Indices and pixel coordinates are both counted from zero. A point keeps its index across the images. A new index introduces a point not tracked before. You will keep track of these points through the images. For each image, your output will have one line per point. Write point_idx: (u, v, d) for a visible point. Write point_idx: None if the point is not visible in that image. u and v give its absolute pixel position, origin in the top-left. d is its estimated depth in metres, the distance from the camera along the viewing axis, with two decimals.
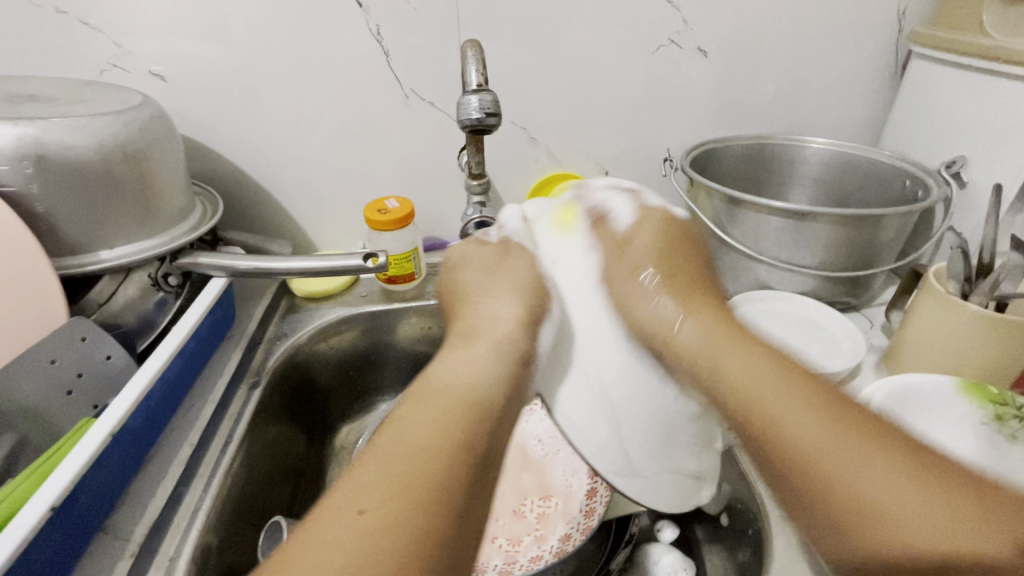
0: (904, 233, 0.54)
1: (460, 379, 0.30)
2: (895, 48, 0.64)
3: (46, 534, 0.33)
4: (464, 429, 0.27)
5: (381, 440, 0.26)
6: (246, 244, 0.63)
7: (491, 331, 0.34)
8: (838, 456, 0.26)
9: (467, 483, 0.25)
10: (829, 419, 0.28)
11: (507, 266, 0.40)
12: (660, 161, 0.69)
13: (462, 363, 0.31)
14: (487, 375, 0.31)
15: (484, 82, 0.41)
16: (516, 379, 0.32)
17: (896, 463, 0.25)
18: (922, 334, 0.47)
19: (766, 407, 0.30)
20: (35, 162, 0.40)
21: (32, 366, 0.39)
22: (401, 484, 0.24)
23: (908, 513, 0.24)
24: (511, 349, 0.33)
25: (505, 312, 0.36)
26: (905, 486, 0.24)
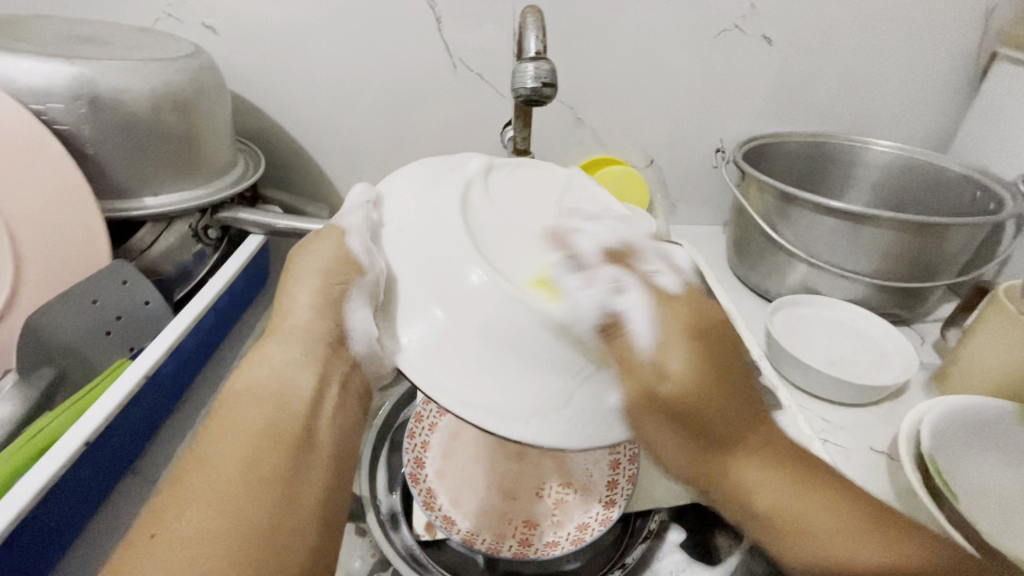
0: (970, 246, 0.51)
1: (255, 377, 0.29)
2: (978, 48, 0.60)
3: (78, 469, 0.33)
4: (268, 420, 0.27)
5: (175, 468, 0.25)
6: (284, 204, 0.63)
7: (285, 326, 0.32)
8: (774, 496, 0.28)
9: (286, 470, 0.25)
10: (787, 480, 0.28)
11: (319, 245, 0.34)
12: (710, 152, 0.66)
13: (259, 365, 0.29)
14: (278, 368, 0.29)
15: (543, 52, 0.39)
16: (325, 365, 0.30)
17: (798, 477, 0.28)
18: (983, 354, 0.44)
19: (734, 483, 0.29)
20: (89, 102, 0.41)
21: (73, 304, 0.40)
22: (206, 494, 0.23)
23: (849, 545, 0.27)
24: (308, 339, 0.31)
25: (302, 301, 0.32)
26: (830, 515, 0.27)
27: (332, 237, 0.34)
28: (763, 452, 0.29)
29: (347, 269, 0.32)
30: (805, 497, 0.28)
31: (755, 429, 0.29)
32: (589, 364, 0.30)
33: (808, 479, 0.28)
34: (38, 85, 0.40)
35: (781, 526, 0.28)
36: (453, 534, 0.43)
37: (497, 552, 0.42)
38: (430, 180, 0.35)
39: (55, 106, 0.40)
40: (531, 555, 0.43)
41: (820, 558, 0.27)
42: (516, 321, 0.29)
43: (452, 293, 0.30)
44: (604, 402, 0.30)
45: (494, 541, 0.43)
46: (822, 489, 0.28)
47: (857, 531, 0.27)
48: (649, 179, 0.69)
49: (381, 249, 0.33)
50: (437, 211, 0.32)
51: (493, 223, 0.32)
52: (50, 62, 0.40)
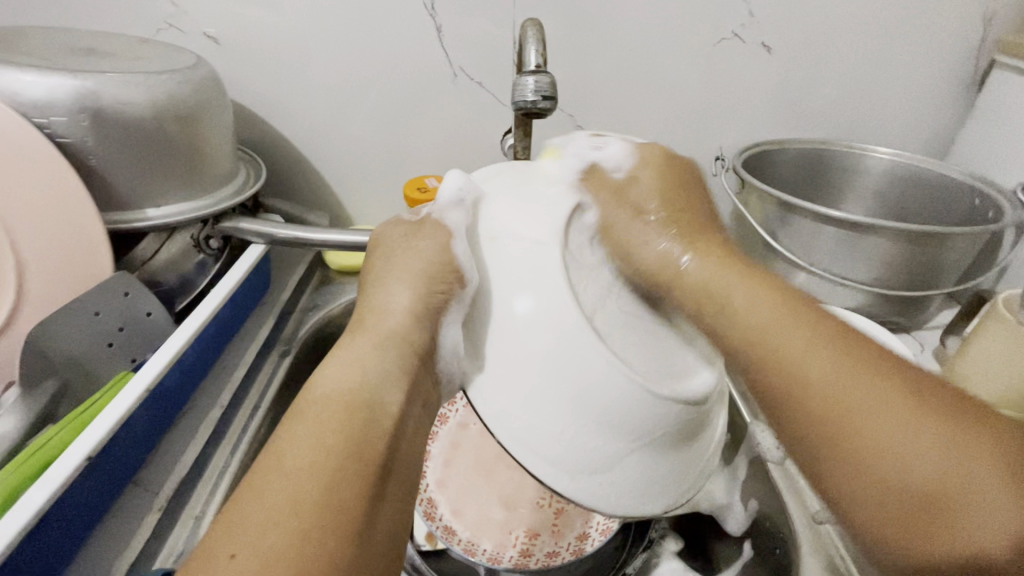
0: (970, 255, 0.51)
1: (342, 381, 0.28)
2: (976, 56, 0.60)
3: (81, 482, 0.33)
4: (351, 438, 0.26)
5: (252, 472, 0.25)
6: (285, 212, 0.64)
7: (377, 325, 0.31)
8: (863, 403, 0.25)
9: (365, 497, 0.25)
10: (890, 396, 0.25)
11: (416, 247, 0.35)
12: (710, 159, 0.67)
13: (344, 365, 0.29)
14: (373, 375, 0.29)
15: (543, 65, 0.39)
16: (414, 378, 0.30)
17: (913, 407, 0.24)
18: (982, 364, 0.44)
19: (838, 401, 0.26)
20: (91, 115, 0.41)
21: (76, 316, 0.40)
22: (282, 517, 0.23)
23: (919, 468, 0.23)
24: (401, 345, 0.30)
25: (398, 304, 0.32)
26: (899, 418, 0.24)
27: (437, 235, 0.35)
28: (847, 370, 0.26)
29: (449, 277, 0.32)
30: (862, 380, 0.26)
31: (856, 349, 0.27)
32: (650, 433, 0.30)
33: (871, 368, 0.26)
34: (41, 98, 0.40)
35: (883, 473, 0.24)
36: (454, 545, 0.44)
37: (497, 562, 0.43)
38: (529, 190, 0.34)
39: (58, 119, 0.40)
40: (532, 566, 0.43)
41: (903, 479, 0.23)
42: (608, 388, 0.28)
43: (552, 340, 0.29)
44: (643, 469, 0.31)
45: (494, 551, 0.44)
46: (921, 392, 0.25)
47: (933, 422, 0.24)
48: None
49: (476, 259, 0.33)
50: (539, 238, 0.31)
51: (593, 267, 0.32)
52: (52, 75, 0.40)
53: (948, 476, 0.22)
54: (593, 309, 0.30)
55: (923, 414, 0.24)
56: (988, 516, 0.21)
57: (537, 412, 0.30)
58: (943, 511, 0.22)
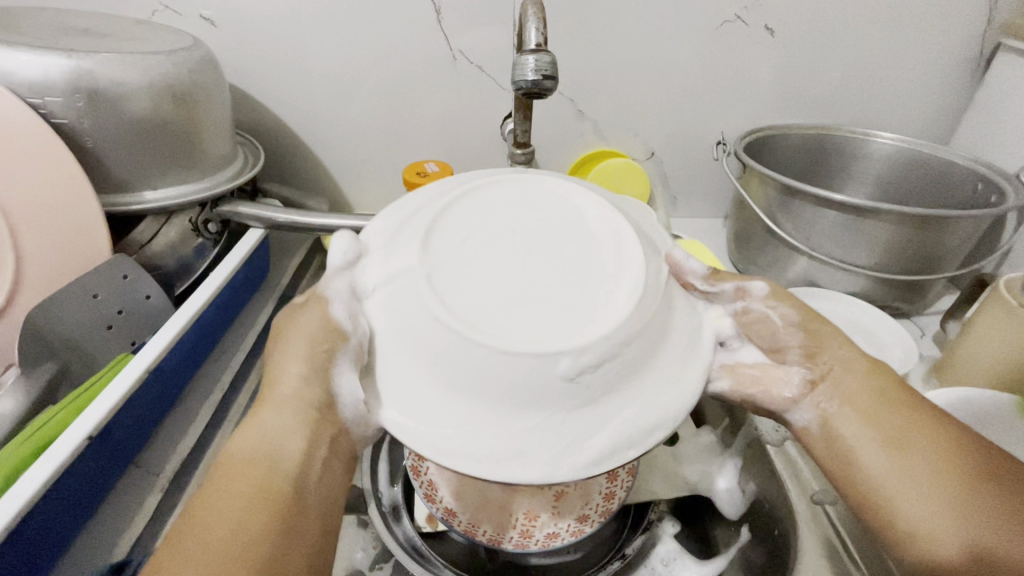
0: (972, 239, 0.50)
1: (248, 444, 0.31)
2: (981, 39, 0.59)
3: (83, 462, 0.34)
4: (258, 488, 0.29)
5: (173, 528, 0.27)
6: (284, 197, 0.63)
7: (274, 393, 0.33)
8: (896, 463, 0.31)
9: (275, 534, 0.28)
10: (927, 452, 0.31)
11: (302, 315, 0.34)
12: (712, 144, 0.66)
13: (256, 431, 0.31)
14: (274, 433, 0.31)
15: (543, 43, 0.39)
16: (317, 428, 0.32)
17: (947, 472, 0.30)
18: (982, 347, 0.44)
19: (899, 453, 0.31)
20: (87, 95, 0.40)
21: (74, 299, 0.39)
22: (194, 564, 0.25)
23: (936, 492, 0.30)
24: (298, 403, 0.32)
25: (290, 369, 0.33)
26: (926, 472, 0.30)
27: (311, 303, 0.34)
28: (940, 457, 0.31)
29: (330, 334, 0.32)
30: (917, 453, 0.31)
31: (926, 420, 0.32)
32: (571, 397, 0.28)
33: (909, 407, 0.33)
34: (36, 78, 0.39)
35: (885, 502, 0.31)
36: (455, 527, 0.44)
37: (499, 543, 0.43)
38: (406, 219, 0.33)
39: (53, 99, 0.40)
40: (532, 546, 0.44)
41: (894, 494, 0.30)
42: (502, 372, 0.27)
43: (430, 350, 0.29)
44: (600, 424, 0.29)
45: (495, 533, 0.44)
46: (948, 423, 0.32)
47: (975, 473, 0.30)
48: (650, 172, 0.69)
49: (362, 310, 0.32)
50: (404, 267, 0.30)
51: (467, 259, 0.29)
52: (47, 54, 0.39)
53: (920, 513, 0.29)
54: (470, 303, 0.28)
55: (941, 469, 0.30)
56: (925, 513, 0.29)
57: (453, 410, 0.29)
58: (898, 505, 0.30)
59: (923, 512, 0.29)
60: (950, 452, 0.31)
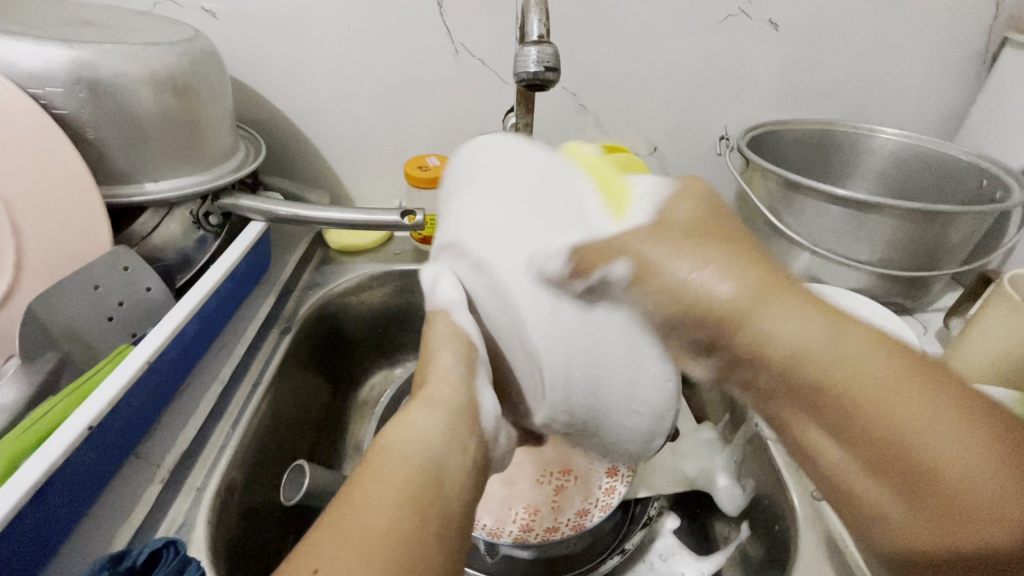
0: (976, 235, 0.50)
1: (409, 433, 0.29)
2: (987, 34, 0.59)
3: (82, 452, 0.34)
4: (417, 477, 0.27)
5: (330, 505, 0.25)
6: (285, 190, 0.63)
7: (432, 394, 0.33)
8: (886, 436, 0.22)
9: (430, 538, 0.24)
10: (896, 410, 0.22)
11: (440, 331, 0.37)
12: (715, 139, 0.66)
13: (412, 424, 0.30)
14: (433, 428, 0.30)
15: (546, 35, 0.38)
16: (464, 437, 0.31)
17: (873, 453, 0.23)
18: (985, 344, 0.44)
19: (899, 433, 0.22)
20: (87, 86, 0.40)
21: (76, 290, 0.40)
22: (358, 546, 0.23)
23: (1013, 486, 0.20)
24: (449, 407, 0.32)
25: (447, 374, 0.34)
26: (984, 447, 0.20)
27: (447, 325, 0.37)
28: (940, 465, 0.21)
29: (467, 352, 0.35)
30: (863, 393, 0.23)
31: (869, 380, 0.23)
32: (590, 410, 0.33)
33: (844, 330, 0.24)
34: (36, 68, 0.39)
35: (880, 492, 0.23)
36: None
37: (498, 536, 0.43)
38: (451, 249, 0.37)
39: (54, 90, 0.40)
40: (531, 540, 0.43)
41: (957, 493, 0.20)
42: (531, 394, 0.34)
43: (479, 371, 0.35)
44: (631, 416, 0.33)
45: (495, 527, 0.44)
46: (873, 352, 0.23)
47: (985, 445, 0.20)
48: (652, 167, 0.68)
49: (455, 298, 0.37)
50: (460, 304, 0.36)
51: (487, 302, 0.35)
52: (47, 45, 0.39)
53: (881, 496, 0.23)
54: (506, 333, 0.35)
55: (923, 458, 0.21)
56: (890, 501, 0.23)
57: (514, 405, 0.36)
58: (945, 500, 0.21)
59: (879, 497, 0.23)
60: (989, 429, 0.21)
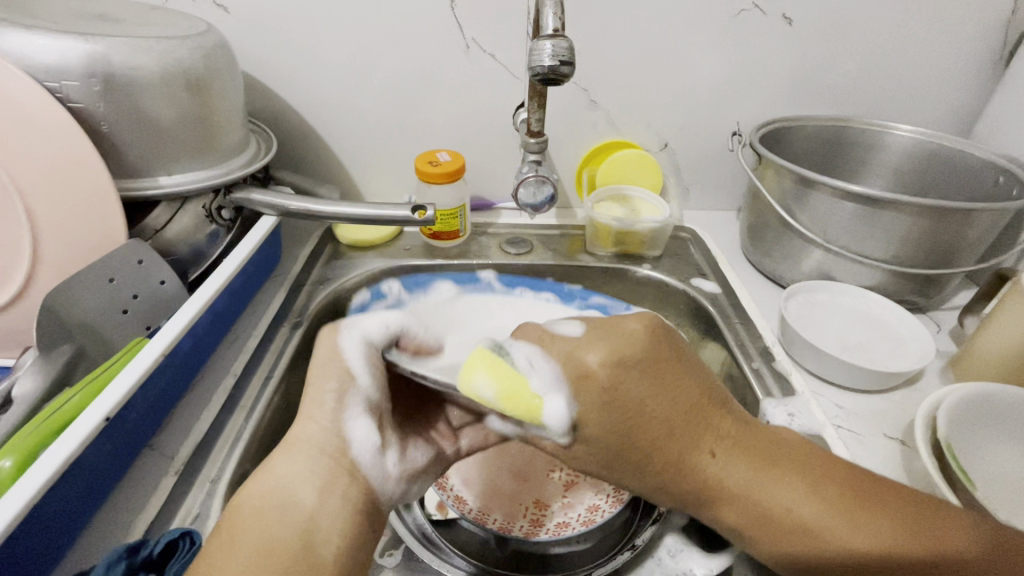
0: (992, 233, 0.50)
1: (267, 488, 0.30)
2: (1005, 29, 0.58)
3: (99, 443, 0.34)
4: (268, 540, 0.28)
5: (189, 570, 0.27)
6: (296, 184, 0.63)
7: (297, 435, 0.32)
8: (814, 517, 0.32)
9: None
10: (773, 479, 0.34)
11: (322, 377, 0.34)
12: (727, 135, 0.65)
13: (280, 474, 0.30)
14: (294, 478, 0.30)
15: (561, 29, 0.38)
16: (332, 479, 0.31)
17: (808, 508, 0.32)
18: (1002, 341, 0.43)
19: (784, 506, 0.33)
20: (103, 80, 0.40)
21: (92, 282, 0.40)
22: None
23: (857, 533, 0.31)
24: (319, 453, 0.31)
25: (322, 416, 0.32)
26: (820, 502, 0.32)
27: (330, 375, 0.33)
28: (823, 509, 0.32)
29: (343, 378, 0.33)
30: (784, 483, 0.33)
31: (752, 453, 0.35)
32: None
33: (716, 425, 0.35)
34: (52, 61, 0.39)
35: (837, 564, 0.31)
36: (466, 513, 0.45)
37: (509, 530, 0.45)
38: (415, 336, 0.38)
39: (70, 83, 0.40)
40: (542, 534, 0.45)
41: (827, 540, 0.31)
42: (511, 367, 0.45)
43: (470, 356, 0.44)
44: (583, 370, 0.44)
45: (505, 521, 0.45)
46: (768, 453, 0.35)
47: (838, 504, 0.32)
48: (663, 164, 0.68)
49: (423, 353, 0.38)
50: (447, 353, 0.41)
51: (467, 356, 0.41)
52: (64, 38, 0.39)
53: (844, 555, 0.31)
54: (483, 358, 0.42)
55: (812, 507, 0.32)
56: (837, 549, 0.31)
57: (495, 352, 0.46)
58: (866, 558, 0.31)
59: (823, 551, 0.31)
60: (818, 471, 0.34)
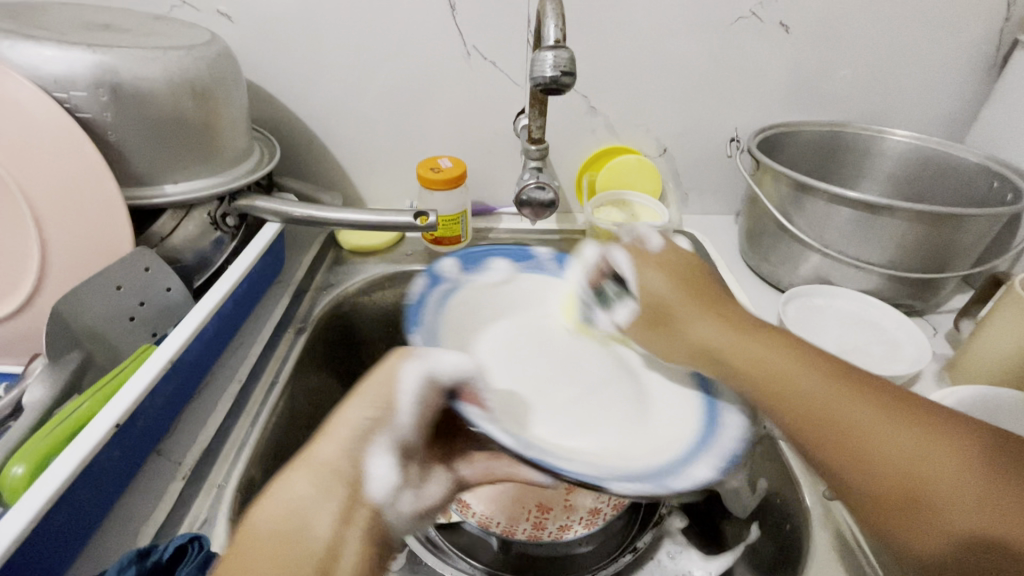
0: (987, 238, 0.50)
1: (274, 511, 0.26)
2: (998, 36, 0.59)
3: (108, 449, 0.34)
4: (278, 570, 0.24)
5: None
6: (299, 191, 0.64)
7: (309, 456, 0.29)
8: (872, 425, 0.30)
9: None
10: (840, 392, 0.32)
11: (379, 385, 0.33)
12: (725, 140, 0.66)
13: (291, 497, 0.27)
14: (303, 502, 0.27)
15: (562, 40, 0.39)
16: (349, 507, 0.28)
17: (900, 419, 0.30)
18: (995, 345, 0.44)
19: (853, 419, 0.31)
20: (110, 90, 0.41)
21: (99, 290, 0.40)
22: None
23: (926, 458, 0.28)
24: (336, 476, 0.28)
25: (344, 438, 0.30)
26: (908, 425, 0.29)
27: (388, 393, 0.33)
28: (888, 414, 0.30)
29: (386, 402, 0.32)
30: (856, 403, 0.31)
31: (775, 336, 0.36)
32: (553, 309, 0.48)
33: (753, 330, 0.37)
34: (61, 72, 0.40)
35: (911, 498, 0.28)
36: (468, 517, 0.45)
37: (512, 534, 0.44)
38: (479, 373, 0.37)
39: (78, 94, 0.41)
40: (545, 538, 0.45)
41: (919, 474, 0.28)
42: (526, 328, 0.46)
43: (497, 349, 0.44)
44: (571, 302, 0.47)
45: (507, 524, 0.45)
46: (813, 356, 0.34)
47: (929, 429, 0.29)
48: (662, 169, 0.69)
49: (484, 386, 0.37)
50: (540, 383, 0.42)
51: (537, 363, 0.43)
52: (72, 50, 0.40)
53: (934, 473, 0.28)
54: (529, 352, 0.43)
55: (882, 407, 0.31)
56: (946, 500, 0.27)
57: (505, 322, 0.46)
58: (947, 493, 0.27)
59: (943, 492, 0.27)
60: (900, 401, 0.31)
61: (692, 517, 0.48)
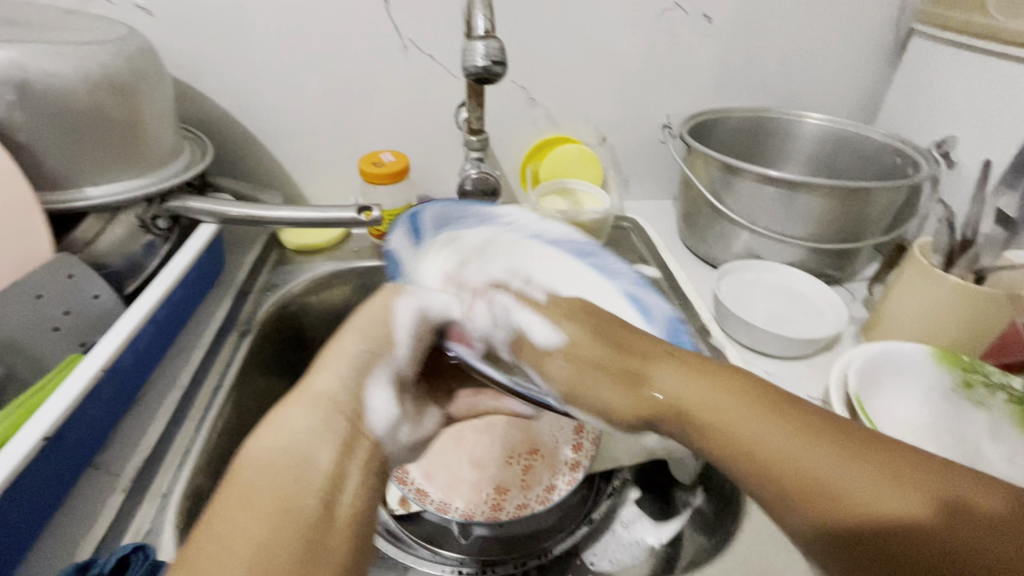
0: (893, 209, 0.55)
1: (272, 443, 0.27)
2: (897, 25, 0.64)
3: (38, 463, 0.33)
4: (282, 497, 0.25)
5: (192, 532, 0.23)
6: (236, 191, 0.62)
7: (309, 388, 0.30)
8: (781, 441, 0.27)
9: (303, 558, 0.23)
10: (749, 409, 0.29)
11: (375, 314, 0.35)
12: (659, 127, 0.69)
13: (283, 430, 0.27)
14: (300, 433, 0.27)
15: (492, 30, 0.40)
16: (348, 437, 0.29)
17: (818, 436, 0.27)
18: (900, 306, 0.49)
19: (747, 436, 0.28)
20: (17, 88, 0.39)
21: (17, 297, 0.38)
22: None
23: (852, 472, 0.25)
24: (336, 411, 0.29)
25: (339, 370, 0.31)
26: (806, 441, 0.27)
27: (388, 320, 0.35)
28: (782, 422, 0.28)
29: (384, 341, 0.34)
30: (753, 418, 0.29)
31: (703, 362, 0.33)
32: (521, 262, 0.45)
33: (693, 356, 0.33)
34: None
35: (823, 504, 0.25)
36: (427, 505, 0.45)
37: (471, 517, 0.45)
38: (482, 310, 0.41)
39: None
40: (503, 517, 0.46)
41: (816, 483, 0.26)
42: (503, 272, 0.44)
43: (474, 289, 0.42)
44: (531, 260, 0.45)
45: (466, 508, 0.46)
46: (728, 374, 0.32)
47: (841, 448, 0.26)
48: (603, 157, 0.71)
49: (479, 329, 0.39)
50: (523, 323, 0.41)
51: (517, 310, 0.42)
52: None
53: (855, 487, 0.25)
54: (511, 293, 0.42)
55: (807, 422, 0.28)
56: (894, 503, 0.24)
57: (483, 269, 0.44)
58: (845, 498, 0.25)
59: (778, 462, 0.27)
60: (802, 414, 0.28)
61: (645, 485, 0.49)
